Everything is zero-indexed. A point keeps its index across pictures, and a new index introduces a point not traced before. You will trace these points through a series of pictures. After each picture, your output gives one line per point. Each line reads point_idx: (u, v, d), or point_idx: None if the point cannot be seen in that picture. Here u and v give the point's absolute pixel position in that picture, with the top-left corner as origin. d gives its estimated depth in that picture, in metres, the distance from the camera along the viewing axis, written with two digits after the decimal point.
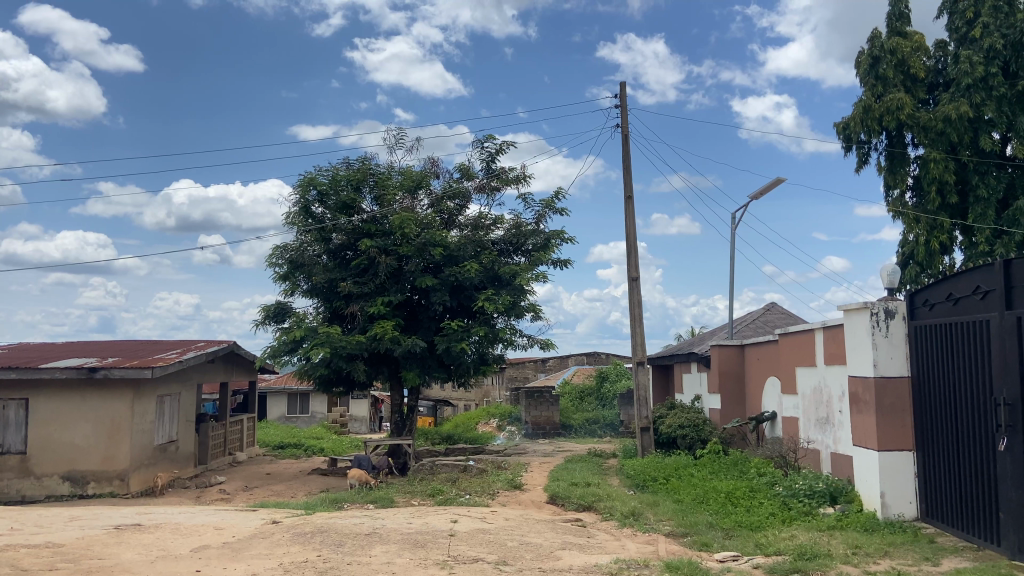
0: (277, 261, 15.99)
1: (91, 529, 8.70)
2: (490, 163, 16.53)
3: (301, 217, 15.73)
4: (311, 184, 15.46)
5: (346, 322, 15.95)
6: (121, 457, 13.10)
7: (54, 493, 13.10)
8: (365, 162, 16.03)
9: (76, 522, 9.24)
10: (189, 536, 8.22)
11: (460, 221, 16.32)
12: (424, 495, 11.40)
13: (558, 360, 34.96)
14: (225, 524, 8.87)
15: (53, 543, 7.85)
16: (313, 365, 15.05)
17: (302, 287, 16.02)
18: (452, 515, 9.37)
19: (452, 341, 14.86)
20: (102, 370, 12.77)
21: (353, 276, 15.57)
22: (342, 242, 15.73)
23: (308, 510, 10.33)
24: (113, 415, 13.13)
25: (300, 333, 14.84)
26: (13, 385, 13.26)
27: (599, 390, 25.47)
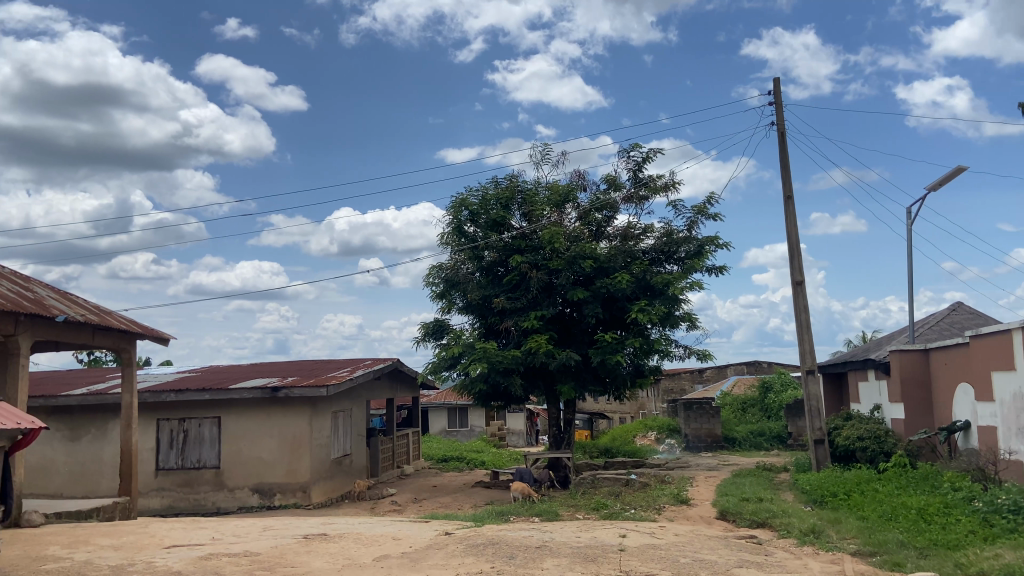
0: (434, 280, 16.58)
1: (283, 538, 9.35)
2: (637, 172, 16.36)
3: (454, 237, 16.26)
4: (463, 205, 15.97)
5: (500, 337, 16.28)
6: (303, 470, 14.02)
7: (245, 505, 14.17)
8: (513, 179, 16.34)
9: (268, 532, 9.96)
10: (370, 546, 8.64)
11: (610, 232, 16.23)
12: (588, 509, 11.36)
13: (716, 371, 33.95)
14: (402, 535, 9.25)
15: (250, 552, 8.48)
16: (471, 380, 15.44)
17: (458, 305, 16.50)
18: (620, 529, 9.27)
19: (607, 353, 14.73)
20: (284, 389, 13.74)
21: (506, 292, 15.87)
22: (494, 259, 16.10)
23: (477, 522, 10.56)
24: (293, 430, 14.10)
25: (458, 350, 15.28)
26: (207, 405, 14.54)
27: (763, 401, 24.41)
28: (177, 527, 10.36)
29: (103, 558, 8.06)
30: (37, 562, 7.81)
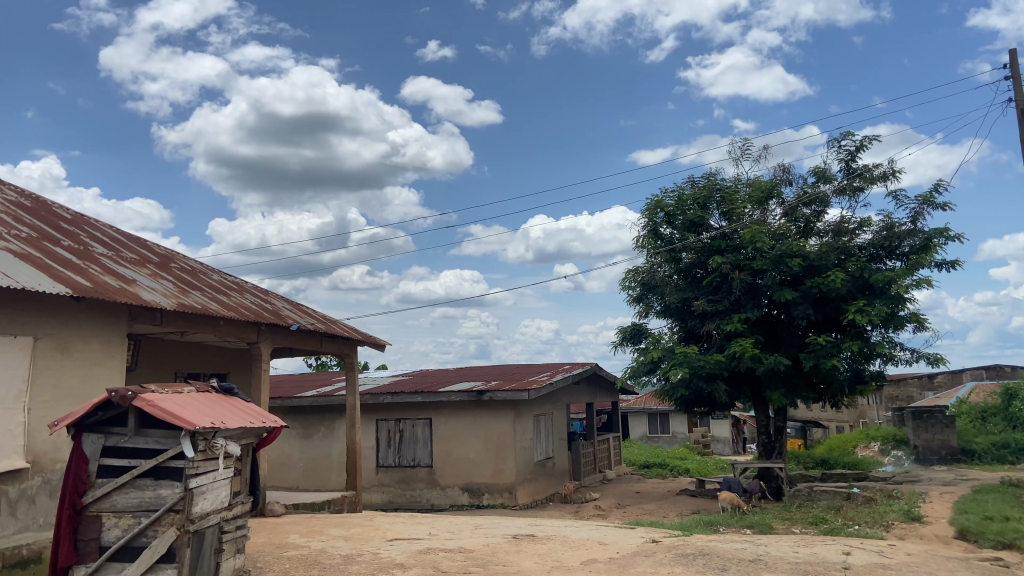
0: (630, 284, 16.41)
1: (494, 537, 9.68)
2: (850, 163, 15.20)
3: (650, 240, 16.04)
4: (658, 207, 15.71)
5: (702, 341, 15.80)
6: (509, 471, 14.43)
7: (456, 503, 14.84)
8: (711, 178, 15.84)
9: (480, 530, 10.34)
10: (578, 549, 8.69)
11: (820, 228, 15.20)
12: (805, 523, 10.68)
13: (949, 376, 30.64)
14: (608, 540, 9.22)
15: (464, 549, 8.85)
16: (673, 385, 15.10)
17: (656, 309, 16.23)
18: (842, 545, 8.60)
19: (821, 358, 13.76)
20: (488, 393, 14.23)
21: (706, 294, 15.38)
22: (693, 261, 15.68)
23: (684, 531, 10.29)
24: (498, 432, 14.59)
25: (657, 354, 15.03)
26: (419, 407, 15.43)
27: (1007, 410, 21.67)
28: (397, 522, 11.08)
29: (335, 548, 8.79)
30: (281, 548, 8.67)
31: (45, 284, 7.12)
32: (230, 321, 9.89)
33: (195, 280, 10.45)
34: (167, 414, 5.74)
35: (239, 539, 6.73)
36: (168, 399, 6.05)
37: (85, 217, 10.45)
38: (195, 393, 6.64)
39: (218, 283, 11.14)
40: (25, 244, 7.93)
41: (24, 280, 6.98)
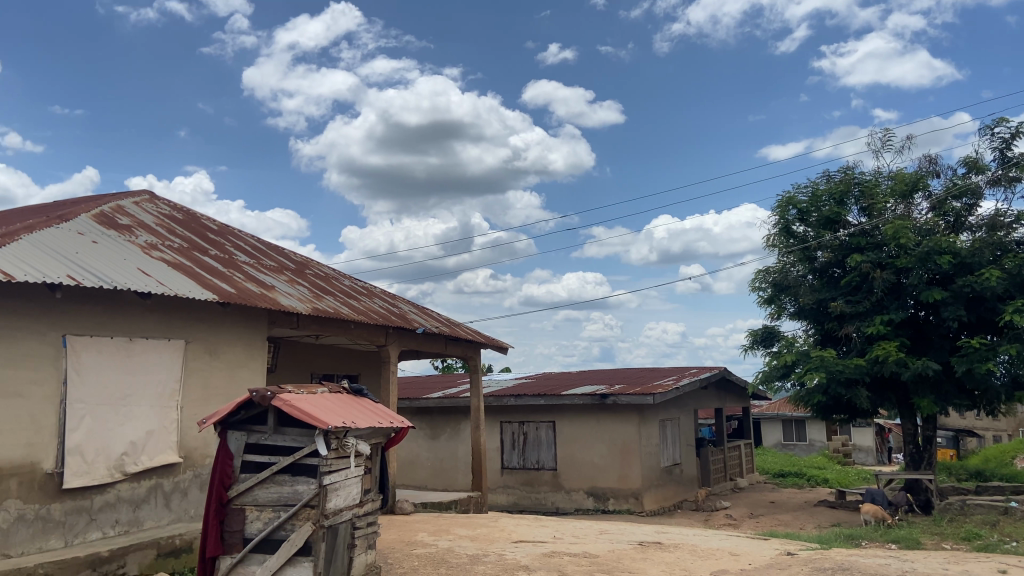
0: (761, 285, 15.75)
1: (620, 543, 9.52)
2: (1006, 150, 13.92)
3: (782, 238, 15.35)
4: (790, 204, 15.00)
5: (840, 345, 14.94)
6: (634, 476, 14.18)
7: (581, 507, 14.73)
8: (847, 171, 14.96)
9: (605, 536, 10.19)
10: (707, 559, 8.39)
11: (972, 222, 14.00)
12: (956, 538, 9.86)
13: None
14: (740, 551, 8.85)
15: (590, 554, 8.75)
16: (809, 391, 14.34)
17: (789, 310, 15.47)
18: (1001, 564, 7.85)
19: (975, 362, 12.65)
20: (612, 396, 14.05)
21: (844, 295, 14.52)
22: (829, 260, 14.84)
23: (822, 544, 9.72)
24: (623, 436, 14.37)
25: (791, 358, 14.34)
26: (543, 410, 15.46)
27: None
28: (522, 524, 11.11)
29: (461, 547, 8.91)
30: (409, 546, 8.89)
31: (195, 291, 7.65)
32: (361, 324, 10.27)
33: (329, 285, 10.93)
34: (302, 413, 6.00)
35: (370, 535, 6.94)
36: (304, 399, 6.32)
37: (230, 228, 11.16)
38: (328, 393, 6.92)
39: (350, 288, 11.60)
40: (177, 254, 8.55)
41: (176, 287, 7.52)
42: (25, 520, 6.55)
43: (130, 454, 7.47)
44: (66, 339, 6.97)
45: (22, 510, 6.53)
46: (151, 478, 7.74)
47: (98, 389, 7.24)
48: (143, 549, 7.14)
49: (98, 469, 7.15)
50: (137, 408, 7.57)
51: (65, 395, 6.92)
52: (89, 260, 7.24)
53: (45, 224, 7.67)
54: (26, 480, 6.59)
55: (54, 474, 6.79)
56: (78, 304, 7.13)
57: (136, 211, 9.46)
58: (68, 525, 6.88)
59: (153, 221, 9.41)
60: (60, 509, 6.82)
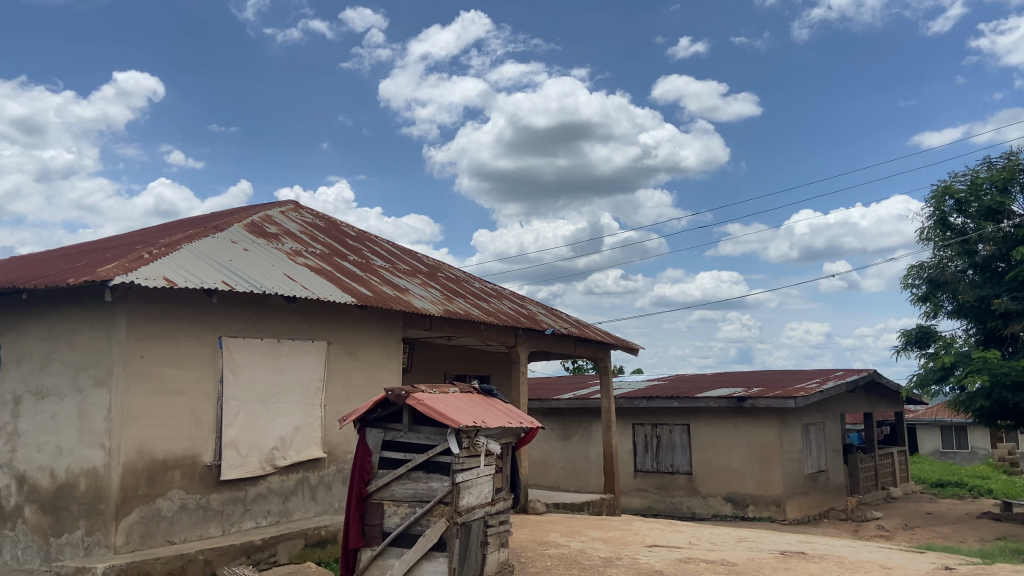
0: (914, 282, 14.65)
1: (760, 551, 9.13)
2: None
3: (937, 231, 14.22)
4: (946, 193, 13.89)
5: (1007, 345, 13.65)
6: (776, 482, 13.58)
7: (719, 513, 14.27)
8: (1012, 156, 13.67)
9: (744, 543, 9.81)
10: (855, 572, 7.89)
11: None
12: None
13: None
14: (892, 564, 8.26)
15: (728, 561, 8.45)
16: (970, 396, 13.19)
17: (947, 308, 14.23)
18: None
19: None
20: (749, 399, 13.52)
21: (1011, 291, 13.25)
22: (992, 253, 13.59)
23: (986, 559, 8.91)
24: (763, 441, 13.81)
25: (949, 360, 13.25)
26: (677, 412, 15.11)
27: None
28: (656, 528, 10.90)
29: (594, 550, 8.86)
30: (542, 546, 8.94)
31: (335, 294, 8.04)
32: (491, 326, 10.45)
33: (460, 287, 11.19)
34: (435, 412, 6.16)
35: (503, 533, 7.03)
36: (436, 399, 6.49)
37: (368, 234, 11.68)
38: (459, 393, 7.08)
39: (480, 290, 11.83)
40: (319, 260, 9.03)
41: (318, 291, 7.93)
42: (188, 508, 7.12)
43: (279, 449, 7.95)
44: (221, 341, 7.52)
45: (185, 499, 7.11)
46: (299, 471, 8.21)
47: (250, 388, 7.76)
48: (292, 539, 7.57)
49: (251, 462, 7.67)
50: (285, 406, 8.06)
51: (222, 393, 7.47)
52: (241, 267, 7.78)
53: (202, 234, 8.31)
54: (189, 471, 7.17)
55: (212, 467, 7.35)
56: (231, 307, 7.67)
57: (282, 220, 10.07)
58: (225, 514, 7.42)
59: (298, 229, 9.98)
60: (218, 499, 7.37)
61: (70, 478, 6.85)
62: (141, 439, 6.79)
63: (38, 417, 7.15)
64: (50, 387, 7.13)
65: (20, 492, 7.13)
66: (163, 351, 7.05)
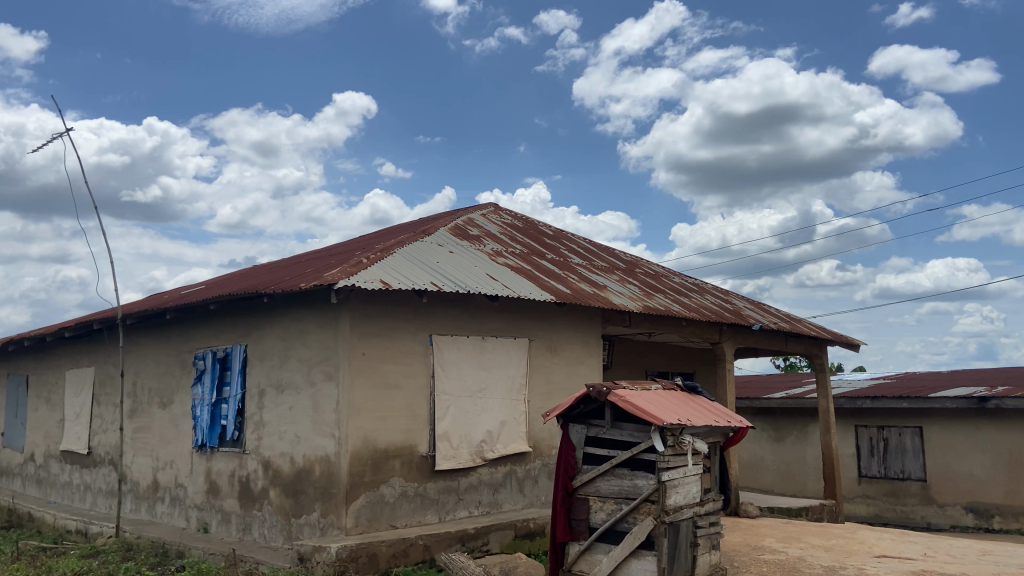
0: None
1: (1012, 567, 8.09)
2: None
3: None
4: None
5: None
6: None
7: (959, 524, 12.88)
8: None
9: (990, 558, 8.75)
10: None
11: None
12: None
13: None
14: None
15: None
16: None
17: None
18: None
19: None
20: (993, 399, 12.03)
21: None
22: None
23: None
24: (1010, 446, 12.29)
25: None
26: (906, 413, 13.80)
27: None
28: (884, 537, 10.03)
29: (814, 557, 8.32)
30: (756, 550, 8.54)
31: (535, 293, 8.20)
32: (694, 321, 10.16)
33: (660, 283, 10.99)
34: (638, 410, 6.10)
35: (713, 535, 6.80)
36: (639, 395, 6.41)
37: (565, 232, 11.82)
38: (662, 390, 6.95)
39: (681, 285, 11.55)
40: (519, 259, 9.27)
41: (519, 289, 8.14)
42: (407, 496, 7.61)
43: (488, 442, 8.27)
44: (432, 338, 7.96)
45: (405, 487, 7.60)
46: (507, 464, 8.49)
47: (459, 383, 8.14)
48: (503, 530, 7.83)
49: (463, 454, 8.04)
50: (492, 401, 8.35)
51: (434, 388, 7.90)
52: (447, 268, 8.17)
53: (412, 239, 8.84)
54: (407, 461, 7.66)
55: (427, 457, 7.80)
56: (440, 307, 8.09)
57: (483, 223, 10.45)
58: (441, 503, 7.84)
59: (498, 230, 10.32)
60: (434, 488, 7.80)
61: (307, 464, 7.57)
62: (365, 430, 7.36)
63: (279, 409, 7.98)
64: (288, 381, 7.93)
65: (266, 476, 8.00)
66: (382, 349, 7.58)
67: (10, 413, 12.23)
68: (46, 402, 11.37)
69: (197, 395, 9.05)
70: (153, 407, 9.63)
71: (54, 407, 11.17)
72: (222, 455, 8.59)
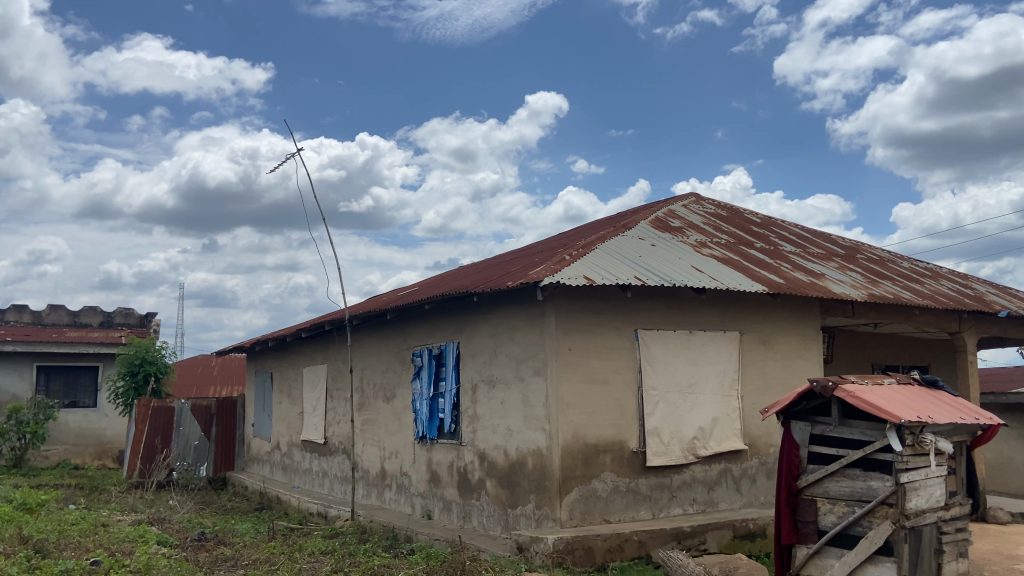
0: None
1: None
2: None
3: None
4: None
5: None
6: None
7: None
8: None
9: None
10: None
11: None
12: None
13: None
14: None
15: None
16: None
17: None
18: None
19: None
20: None
21: None
22: None
23: None
24: None
25: None
26: None
27: None
28: None
29: None
30: (1012, 560, 7.61)
31: (745, 284, 7.86)
32: (927, 310, 9.25)
33: (884, 269, 10.12)
34: (871, 407, 5.65)
35: (962, 543, 6.15)
36: (870, 391, 5.94)
37: (773, 219, 11.23)
38: (896, 384, 6.38)
39: (910, 271, 10.55)
40: (726, 250, 8.93)
41: (728, 281, 7.84)
42: (620, 491, 7.59)
43: (700, 439, 8.04)
44: (638, 333, 7.88)
45: (617, 482, 7.59)
46: (721, 462, 8.22)
47: (669, 378, 7.99)
48: (721, 529, 7.59)
49: (674, 450, 7.88)
50: (703, 397, 8.12)
51: (643, 383, 7.82)
52: (651, 262, 8.05)
53: (613, 234, 8.81)
54: (618, 456, 7.64)
55: (638, 453, 7.73)
56: (645, 301, 7.99)
57: (686, 214, 10.19)
58: (654, 499, 7.75)
59: (702, 221, 10.02)
60: (646, 484, 7.73)
61: (520, 457, 7.80)
62: (575, 424, 7.44)
63: (492, 403, 8.29)
64: (499, 377, 8.21)
65: (482, 467, 8.35)
66: (587, 344, 7.63)
67: (259, 407, 13.73)
68: (288, 396, 12.65)
69: (417, 389, 9.63)
70: (378, 401, 10.40)
71: (295, 401, 12.40)
72: (441, 446, 9.09)
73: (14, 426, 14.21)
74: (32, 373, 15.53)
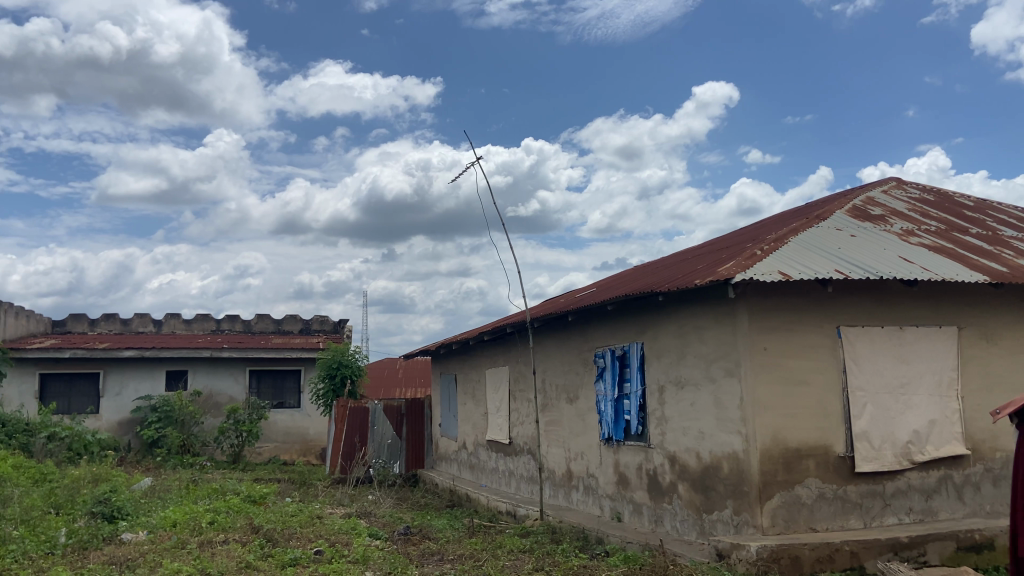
0: None
1: None
2: None
3: None
4: None
5: None
6: None
7: None
8: None
9: None
10: None
11: None
12: None
13: None
14: None
15: None
16: None
17: None
18: None
19: None
20: None
21: None
22: None
23: None
24: None
25: None
26: None
27: None
28: None
29: None
30: None
31: (963, 274, 7.17)
32: None
33: None
34: None
35: None
36: None
37: (989, 202, 10.19)
38: None
39: None
40: (937, 237, 8.20)
41: (943, 271, 7.19)
42: (826, 498, 7.16)
43: (916, 443, 7.42)
44: (840, 331, 7.40)
45: (823, 489, 7.16)
46: (941, 468, 7.55)
47: (877, 378, 7.44)
48: (943, 540, 6.96)
49: (886, 456, 7.32)
50: (917, 398, 7.50)
51: (848, 384, 7.34)
52: (852, 253, 7.54)
53: (807, 226, 8.35)
54: (823, 461, 7.22)
55: (845, 458, 7.26)
56: (846, 296, 7.49)
57: (886, 200, 9.48)
58: (865, 508, 7.24)
59: (905, 207, 9.27)
60: (856, 491, 7.24)
61: (715, 461, 7.55)
62: (774, 427, 7.10)
63: (681, 404, 8.09)
64: (688, 377, 8.00)
65: (673, 470, 8.18)
66: (784, 343, 7.26)
67: (446, 407, 14.30)
68: (472, 397, 13.08)
69: (601, 390, 9.60)
70: (562, 402, 10.49)
71: (479, 402, 12.79)
72: (628, 447, 9.01)
73: (233, 425, 15.74)
74: (245, 376, 17.11)
